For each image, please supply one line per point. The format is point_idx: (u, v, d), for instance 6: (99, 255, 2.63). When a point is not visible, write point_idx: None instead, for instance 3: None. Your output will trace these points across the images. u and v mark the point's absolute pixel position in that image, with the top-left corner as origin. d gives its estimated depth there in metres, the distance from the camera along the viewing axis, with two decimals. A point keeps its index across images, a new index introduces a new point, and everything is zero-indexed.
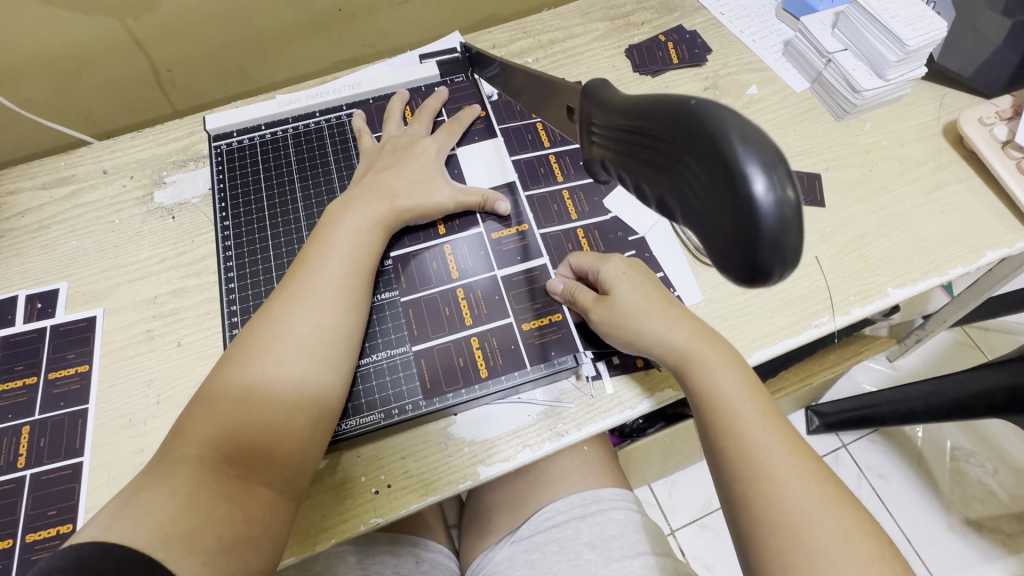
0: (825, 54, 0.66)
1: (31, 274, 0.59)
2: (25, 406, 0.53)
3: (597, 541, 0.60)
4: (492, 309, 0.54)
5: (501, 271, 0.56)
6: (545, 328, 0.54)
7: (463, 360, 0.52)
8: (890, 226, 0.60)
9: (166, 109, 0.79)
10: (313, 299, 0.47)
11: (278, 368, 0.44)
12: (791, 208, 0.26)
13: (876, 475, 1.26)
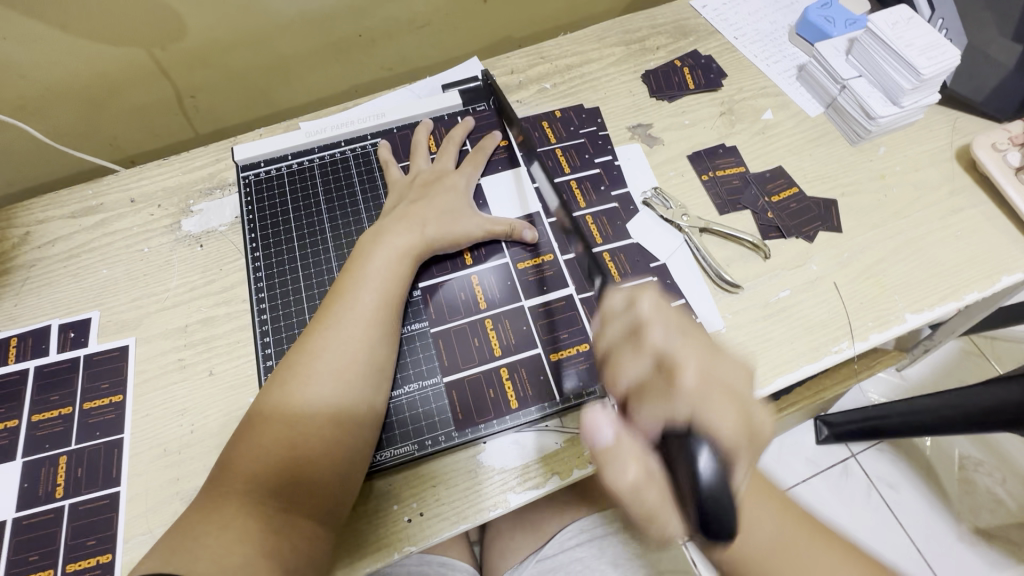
0: (839, 80, 0.67)
1: (63, 304, 0.60)
2: (61, 437, 0.54)
3: (621, 561, 0.61)
4: (520, 339, 0.55)
5: (528, 301, 0.57)
6: (573, 359, 0.54)
7: (493, 391, 0.53)
8: (906, 251, 0.61)
9: (188, 134, 0.80)
10: (347, 331, 0.49)
11: (318, 399, 0.46)
12: None
13: (886, 485, 1.27)
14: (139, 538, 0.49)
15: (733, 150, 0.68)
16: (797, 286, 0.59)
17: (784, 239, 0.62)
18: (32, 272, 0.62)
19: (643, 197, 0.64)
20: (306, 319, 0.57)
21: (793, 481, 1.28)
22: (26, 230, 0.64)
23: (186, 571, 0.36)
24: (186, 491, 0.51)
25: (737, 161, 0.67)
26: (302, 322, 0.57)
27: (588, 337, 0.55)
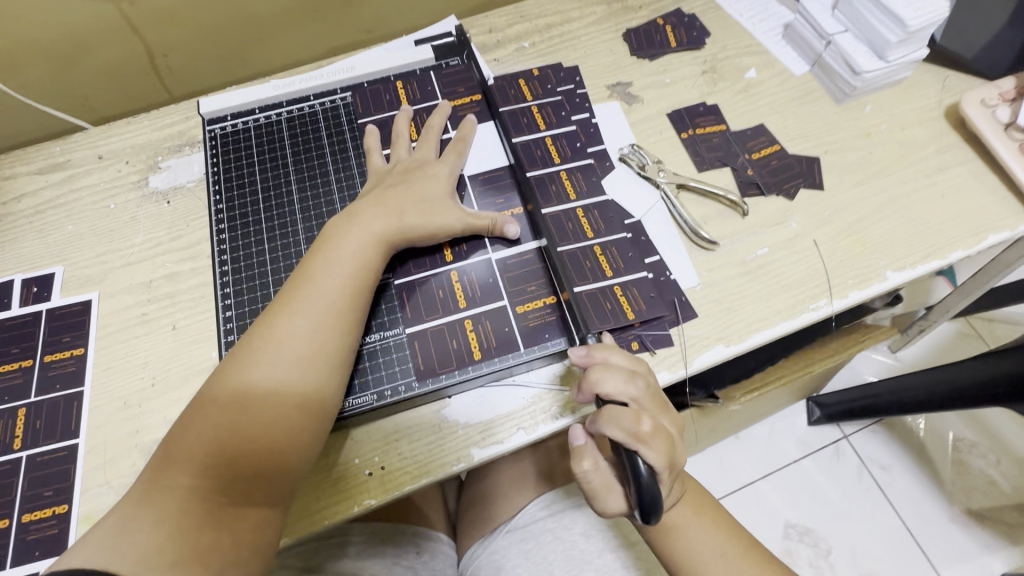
0: (825, 36, 0.65)
1: (27, 259, 0.59)
2: (20, 389, 0.53)
3: (592, 531, 0.61)
4: (486, 292, 0.54)
5: (497, 254, 0.55)
6: (540, 313, 0.53)
7: (456, 343, 0.52)
8: (889, 209, 0.59)
9: (162, 97, 0.78)
10: (312, 314, 0.47)
11: (275, 390, 0.44)
12: None
13: (877, 466, 1.25)
14: (96, 490, 0.49)
15: (714, 109, 0.66)
16: (776, 244, 0.58)
17: (764, 196, 0.60)
18: None
19: (620, 154, 0.63)
20: (269, 273, 0.56)
21: (783, 462, 1.27)
22: None
23: (113, 569, 0.35)
24: (146, 443, 0.50)
25: (719, 119, 0.65)
26: (265, 275, 0.56)
27: (555, 289, 0.54)
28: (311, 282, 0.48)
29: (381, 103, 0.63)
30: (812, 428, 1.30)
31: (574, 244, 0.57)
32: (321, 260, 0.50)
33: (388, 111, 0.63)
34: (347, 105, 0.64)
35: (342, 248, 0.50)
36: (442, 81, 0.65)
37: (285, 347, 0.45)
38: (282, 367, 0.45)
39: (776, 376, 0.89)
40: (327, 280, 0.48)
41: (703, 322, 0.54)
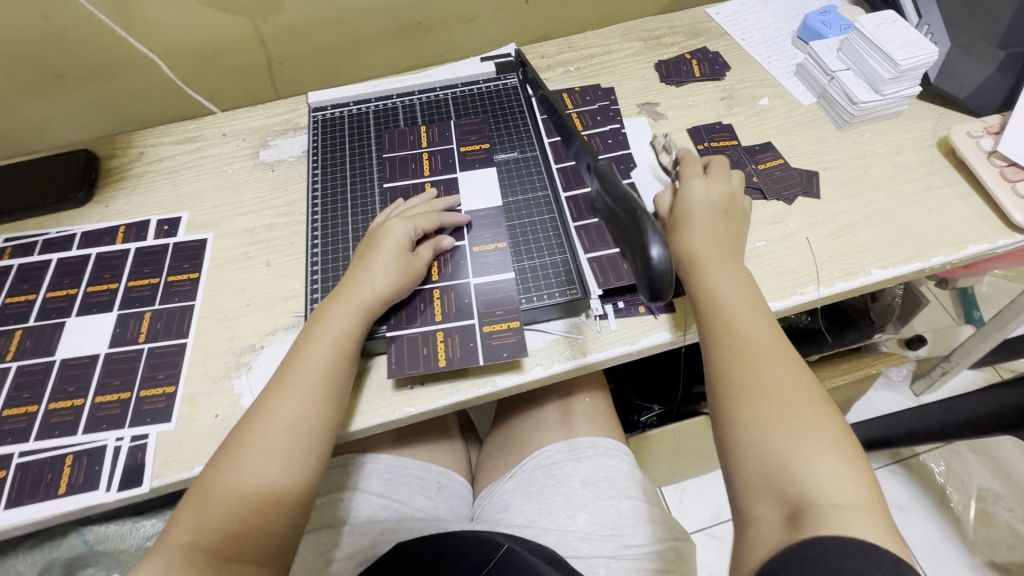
0: (829, 73, 0.76)
1: (162, 205, 0.75)
2: (147, 299, 0.67)
3: (590, 480, 0.68)
4: (461, 309, 0.60)
5: (477, 279, 0.62)
6: (501, 333, 0.58)
7: (426, 349, 0.58)
8: (878, 217, 0.67)
9: (270, 95, 0.96)
10: (300, 398, 0.52)
11: (264, 459, 0.49)
12: (668, 268, 0.43)
13: (896, 506, 1.24)
14: (196, 378, 0.61)
15: (728, 128, 0.77)
16: (773, 238, 0.67)
17: (766, 199, 0.70)
18: (141, 180, 0.78)
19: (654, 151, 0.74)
20: (350, 225, 0.69)
21: None
22: (141, 151, 0.81)
23: None
24: (238, 347, 0.63)
25: (731, 136, 0.76)
26: (348, 227, 0.68)
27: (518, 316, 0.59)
28: (295, 370, 0.53)
29: (400, 145, 0.73)
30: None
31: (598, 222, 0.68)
32: (307, 349, 0.54)
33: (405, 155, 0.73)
34: (420, 102, 0.77)
35: (326, 338, 0.54)
36: (460, 130, 0.73)
37: (270, 436, 0.50)
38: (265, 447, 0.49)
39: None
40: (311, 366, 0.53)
41: None
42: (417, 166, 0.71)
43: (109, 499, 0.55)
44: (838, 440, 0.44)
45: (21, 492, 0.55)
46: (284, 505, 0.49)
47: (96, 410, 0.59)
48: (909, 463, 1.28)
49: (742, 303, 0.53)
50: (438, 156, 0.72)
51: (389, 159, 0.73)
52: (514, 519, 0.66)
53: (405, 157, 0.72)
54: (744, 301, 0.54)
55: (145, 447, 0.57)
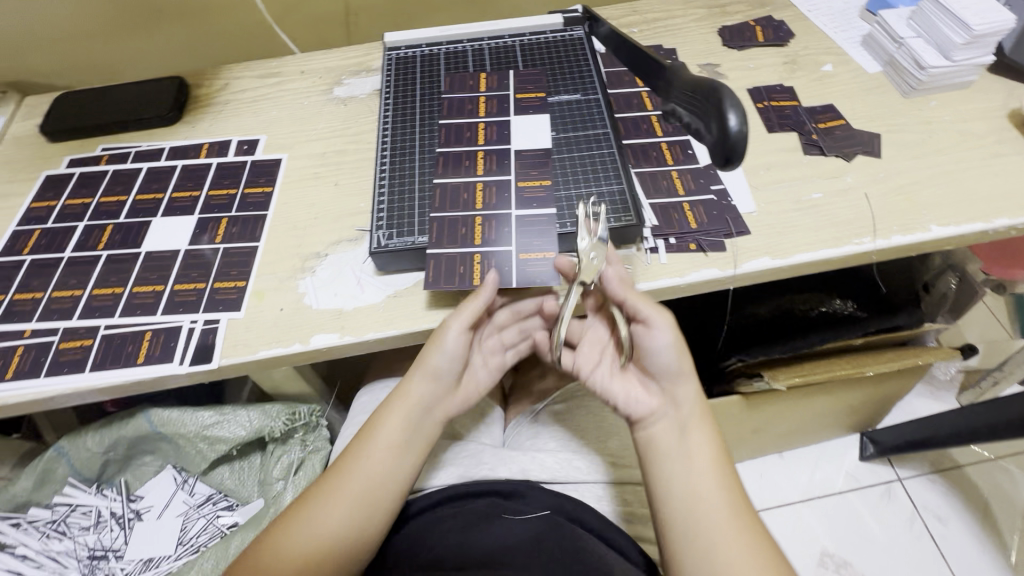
0: (898, 40, 0.76)
1: (243, 128, 0.81)
2: (225, 206, 0.72)
3: (622, 415, 0.69)
4: (499, 235, 0.61)
5: (518, 211, 0.62)
6: (539, 261, 0.59)
7: (463, 267, 0.59)
8: (941, 179, 0.67)
9: (342, 41, 1.02)
10: (366, 466, 0.56)
11: (347, 492, 0.55)
12: (744, 136, 0.48)
13: (933, 516, 1.16)
14: (265, 276, 0.65)
15: (789, 90, 0.77)
16: (830, 192, 0.67)
17: (824, 156, 0.70)
18: (225, 107, 0.84)
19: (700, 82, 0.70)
20: (414, 146, 0.70)
21: (832, 489, 1.19)
22: (226, 83, 0.87)
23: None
24: (305, 253, 0.67)
25: (792, 97, 0.76)
26: (412, 147, 0.70)
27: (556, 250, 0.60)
28: (356, 464, 0.56)
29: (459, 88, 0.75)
30: (863, 463, 1.22)
31: (655, 167, 0.70)
32: (364, 450, 0.57)
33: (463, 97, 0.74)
34: (489, 46, 0.80)
35: (382, 435, 0.57)
36: (519, 80, 0.75)
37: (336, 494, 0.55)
38: (337, 506, 0.54)
39: (822, 369, 0.89)
40: (373, 453, 0.57)
41: (754, 238, 0.64)
42: (473, 109, 0.72)
43: (181, 371, 0.59)
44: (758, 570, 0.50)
45: (104, 359, 0.60)
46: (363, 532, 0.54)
47: (175, 296, 0.64)
48: (950, 474, 1.20)
49: (709, 476, 0.54)
50: (495, 101, 0.73)
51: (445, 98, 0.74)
52: (546, 446, 0.67)
53: (461, 100, 0.74)
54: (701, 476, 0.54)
55: (216, 330, 0.62)
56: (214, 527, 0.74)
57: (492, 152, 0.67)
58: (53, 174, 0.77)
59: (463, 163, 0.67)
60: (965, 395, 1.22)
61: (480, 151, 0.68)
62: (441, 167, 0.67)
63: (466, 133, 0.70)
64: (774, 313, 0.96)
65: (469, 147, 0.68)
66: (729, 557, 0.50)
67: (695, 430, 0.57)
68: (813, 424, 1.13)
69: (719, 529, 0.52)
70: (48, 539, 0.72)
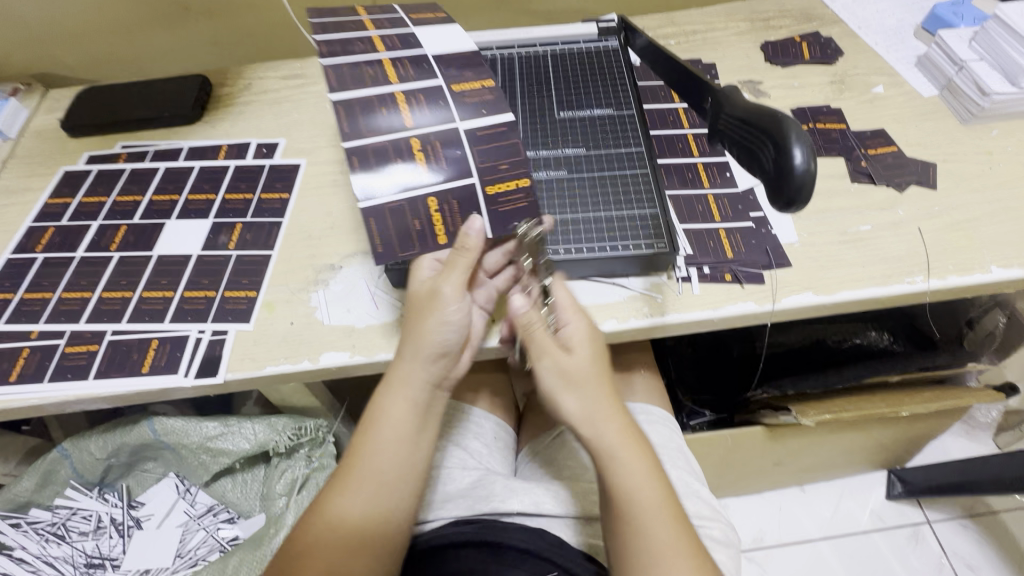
0: (959, 63, 0.71)
1: (263, 131, 0.79)
2: (239, 211, 0.70)
3: None
4: (450, 165, 0.53)
5: (463, 123, 0.55)
6: (512, 196, 0.54)
7: (418, 221, 0.52)
8: (1003, 215, 0.61)
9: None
10: (382, 453, 0.50)
11: (367, 482, 0.50)
12: (810, 175, 0.41)
13: (964, 565, 1.00)
14: (277, 287, 0.63)
15: (837, 112, 0.73)
16: (880, 224, 0.62)
17: (874, 185, 0.65)
18: (247, 108, 0.82)
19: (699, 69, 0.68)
20: None
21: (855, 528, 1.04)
22: (249, 83, 0.86)
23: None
24: (318, 265, 0.64)
25: (840, 119, 0.72)
26: None
27: (527, 173, 0.54)
28: (372, 453, 0.50)
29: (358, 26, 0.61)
30: (890, 503, 1.07)
31: (691, 190, 0.66)
32: (371, 439, 0.51)
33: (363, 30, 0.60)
34: (520, 55, 0.77)
35: (390, 426, 0.51)
36: (549, 92, 0.72)
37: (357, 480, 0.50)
38: (365, 488, 0.49)
39: (855, 406, 0.79)
40: (385, 439, 0.51)
41: (795, 271, 0.59)
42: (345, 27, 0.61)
43: (185, 384, 0.57)
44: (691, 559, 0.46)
45: (108, 366, 0.58)
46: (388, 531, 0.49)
47: (183, 303, 0.62)
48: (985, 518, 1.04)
49: (636, 467, 0.48)
50: (392, 38, 0.60)
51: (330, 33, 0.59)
52: (560, 475, 0.63)
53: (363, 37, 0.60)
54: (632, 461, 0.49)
55: (223, 341, 0.59)
56: (213, 540, 0.73)
57: (416, 94, 0.56)
58: (71, 170, 0.76)
59: (380, 111, 0.54)
60: (1003, 437, 1.11)
61: (399, 93, 0.56)
62: (345, 118, 0.53)
63: (373, 72, 0.56)
64: (805, 343, 0.89)
65: (382, 88, 0.55)
66: (676, 568, 0.45)
67: (609, 441, 0.48)
68: (852, 463, 1.03)
69: (664, 558, 0.46)
70: (46, 543, 0.71)
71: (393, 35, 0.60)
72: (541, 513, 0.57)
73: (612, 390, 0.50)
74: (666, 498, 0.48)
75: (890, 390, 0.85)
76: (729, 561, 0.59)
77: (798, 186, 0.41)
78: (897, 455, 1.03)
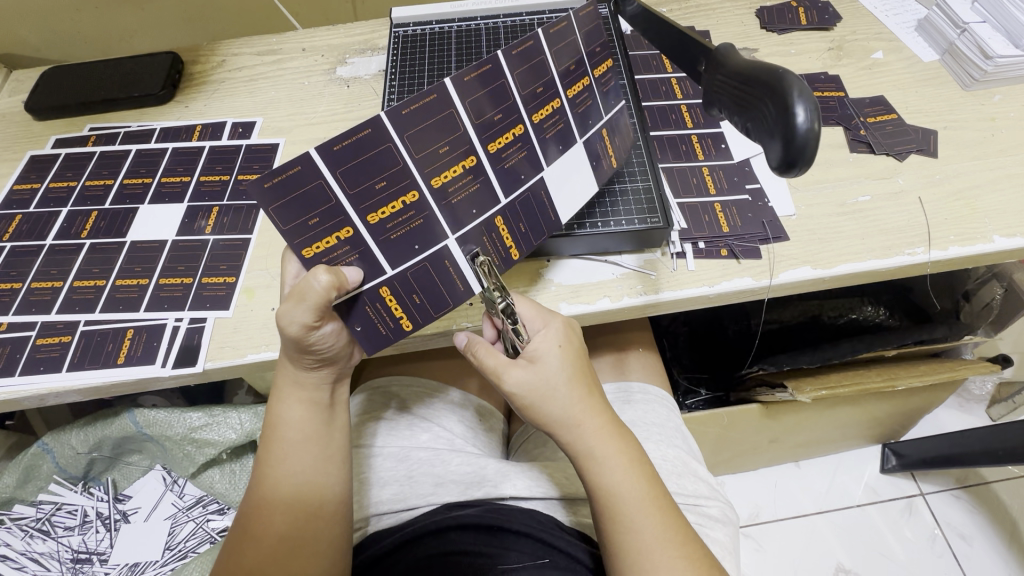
0: (960, 25, 0.68)
1: (239, 110, 0.75)
2: (216, 194, 0.67)
3: (638, 422, 0.64)
4: (399, 245, 0.44)
5: (452, 245, 0.47)
6: (383, 314, 0.47)
7: (317, 223, 0.40)
8: (1005, 182, 0.60)
9: (349, 17, 1.05)
10: (290, 455, 0.48)
11: (285, 489, 0.48)
12: (815, 135, 0.38)
13: (956, 534, 1.00)
14: (256, 272, 0.60)
15: (834, 79, 0.70)
16: (879, 194, 0.60)
17: (873, 154, 0.63)
18: (221, 86, 0.78)
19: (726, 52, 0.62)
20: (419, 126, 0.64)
21: (850, 502, 1.04)
22: (223, 60, 0.82)
23: None
24: None
25: (838, 87, 0.69)
26: None
27: (417, 325, 0.49)
28: (281, 453, 0.48)
29: (566, 79, 0.46)
30: (884, 476, 1.07)
31: (685, 163, 0.64)
32: (277, 445, 0.48)
33: (572, 100, 0.47)
34: (505, 25, 0.74)
35: (291, 427, 0.49)
36: None
37: (275, 482, 0.48)
38: (284, 492, 0.48)
39: (852, 380, 0.77)
40: (291, 441, 0.48)
41: (793, 244, 0.57)
42: (568, 76, 0.46)
43: (163, 375, 0.55)
44: (679, 547, 0.45)
45: (82, 358, 0.56)
46: (331, 514, 0.48)
47: (159, 290, 0.60)
48: (979, 490, 1.05)
49: (614, 461, 0.47)
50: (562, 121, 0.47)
51: (543, 59, 0.43)
52: (554, 455, 0.62)
53: (555, 85, 0.45)
54: (609, 453, 0.47)
55: (202, 329, 0.57)
56: (203, 531, 0.71)
57: (478, 177, 0.45)
58: (38, 154, 0.73)
59: (440, 146, 0.41)
60: (996, 409, 1.11)
61: (474, 155, 0.43)
62: (417, 107, 0.39)
63: (490, 121, 0.43)
64: (801, 320, 0.88)
65: (471, 134, 0.42)
66: (665, 558, 0.44)
67: (586, 433, 0.47)
68: (848, 438, 1.02)
69: (651, 551, 0.45)
70: (31, 539, 0.69)
71: (573, 113, 0.48)
72: (534, 497, 0.56)
73: (587, 381, 0.48)
74: (651, 487, 0.47)
75: (884, 364, 0.84)
76: (727, 539, 0.58)
77: (799, 147, 0.38)
78: (892, 430, 1.03)
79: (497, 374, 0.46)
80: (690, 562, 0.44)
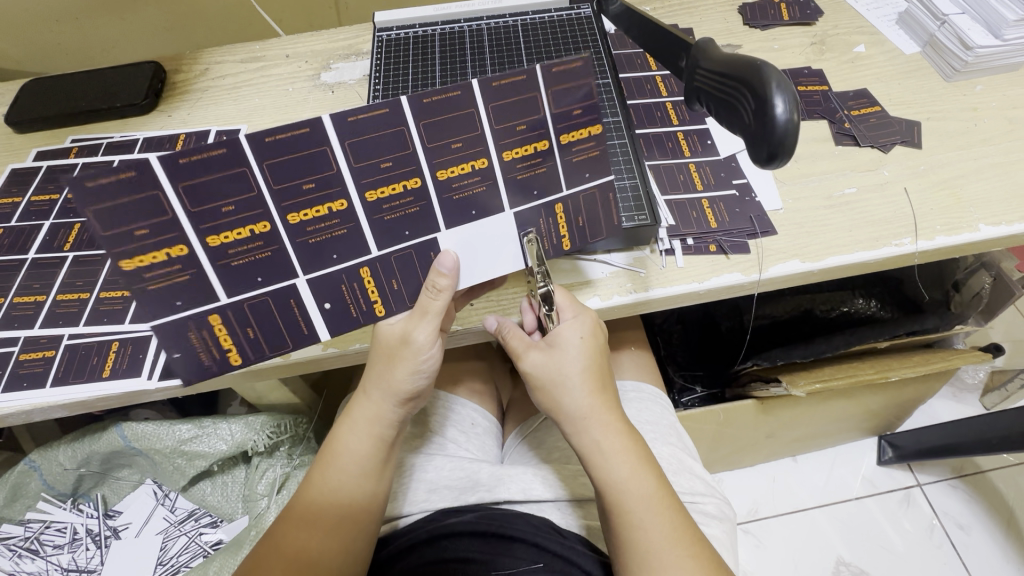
0: (941, 17, 0.69)
1: (222, 118, 0.75)
2: None
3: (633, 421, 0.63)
4: (237, 276, 0.43)
5: (305, 283, 0.46)
6: (209, 343, 0.46)
7: (142, 231, 0.39)
8: (989, 172, 0.60)
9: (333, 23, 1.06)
10: (344, 484, 0.48)
11: (323, 508, 0.48)
12: (792, 126, 0.38)
13: (954, 524, 1.00)
14: None
15: (818, 73, 0.71)
16: (865, 186, 0.60)
17: (858, 146, 0.63)
18: (204, 94, 0.78)
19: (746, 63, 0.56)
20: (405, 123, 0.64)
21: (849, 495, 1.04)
22: (205, 68, 0.81)
23: None
24: None
25: (822, 81, 0.70)
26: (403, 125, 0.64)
27: (244, 360, 0.49)
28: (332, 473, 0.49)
29: (563, 121, 0.44)
30: (880, 467, 1.07)
31: (672, 159, 0.64)
32: (333, 472, 0.49)
33: (566, 148, 0.45)
34: (489, 26, 0.74)
35: (351, 460, 0.49)
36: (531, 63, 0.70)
37: (318, 504, 0.48)
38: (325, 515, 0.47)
39: (845, 372, 0.77)
40: (348, 471, 0.49)
41: (782, 238, 0.57)
42: (516, 135, 0.43)
43: (150, 387, 0.54)
44: (687, 548, 0.44)
45: (66, 372, 0.55)
46: (359, 545, 0.48)
47: None
48: (977, 478, 1.05)
49: (624, 461, 0.47)
50: (542, 160, 0.45)
51: (537, 96, 0.42)
52: (549, 456, 0.61)
53: (547, 126, 0.44)
54: (621, 451, 0.47)
55: None
56: (196, 545, 0.70)
57: (345, 223, 0.44)
58: (19, 168, 0.72)
59: (305, 182, 0.41)
60: (989, 397, 1.11)
61: (420, 176, 0.43)
62: (285, 137, 0.38)
63: (449, 147, 0.43)
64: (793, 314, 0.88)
65: (420, 157, 0.42)
66: (673, 557, 0.44)
67: (595, 428, 0.48)
68: (844, 431, 1.02)
69: (656, 550, 0.44)
70: (19, 559, 0.68)
71: (567, 161, 0.46)
72: (530, 500, 0.55)
73: (603, 378, 0.49)
74: (657, 488, 0.47)
75: (879, 355, 0.84)
76: (725, 535, 0.58)
77: (778, 137, 0.39)
78: (887, 421, 1.03)
79: (519, 355, 0.49)
80: (697, 561, 0.44)
